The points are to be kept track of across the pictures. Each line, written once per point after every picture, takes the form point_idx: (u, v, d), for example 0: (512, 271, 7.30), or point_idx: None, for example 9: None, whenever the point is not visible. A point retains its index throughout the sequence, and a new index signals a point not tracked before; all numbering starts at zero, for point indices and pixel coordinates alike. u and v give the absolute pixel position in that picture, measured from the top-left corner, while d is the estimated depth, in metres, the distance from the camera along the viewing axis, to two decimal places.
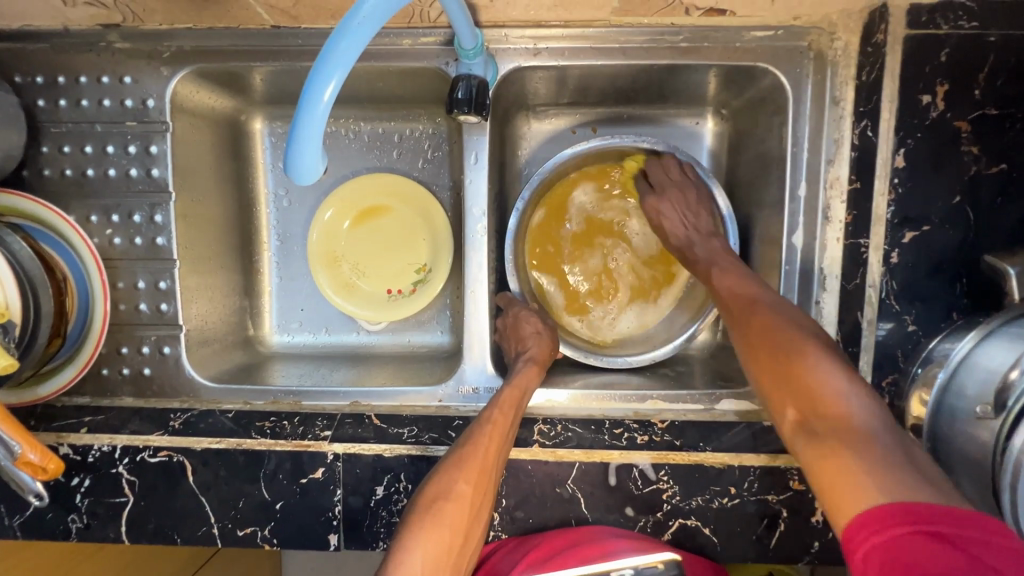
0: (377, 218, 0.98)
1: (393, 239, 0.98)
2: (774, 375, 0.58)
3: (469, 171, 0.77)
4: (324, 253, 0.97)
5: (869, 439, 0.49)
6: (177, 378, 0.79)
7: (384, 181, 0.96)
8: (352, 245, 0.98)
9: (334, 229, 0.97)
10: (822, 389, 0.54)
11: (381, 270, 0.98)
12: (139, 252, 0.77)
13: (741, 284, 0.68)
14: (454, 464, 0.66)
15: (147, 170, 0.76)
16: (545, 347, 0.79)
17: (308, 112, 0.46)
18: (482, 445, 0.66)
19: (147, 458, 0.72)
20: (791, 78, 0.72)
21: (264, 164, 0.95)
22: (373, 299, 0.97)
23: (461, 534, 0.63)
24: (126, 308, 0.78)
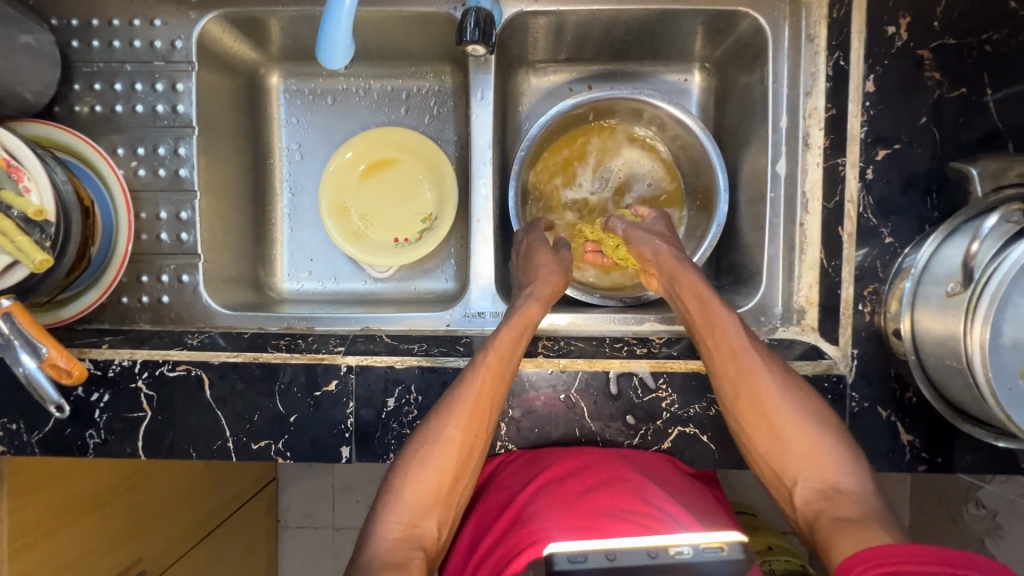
0: (387, 171, 1.02)
1: (400, 190, 1.03)
2: (782, 458, 0.66)
3: (475, 108, 0.84)
4: (334, 201, 1.00)
5: (874, 510, 0.59)
6: (194, 305, 0.82)
7: (391, 135, 1.01)
8: (360, 195, 1.02)
9: (343, 178, 1.01)
10: (838, 469, 0.63)
11: (389, 220, 1.02)
12: (162, 184, 0.81)
13: (735, 329, 0.70)
14: (445, 410, 0.69)
15: (172, 106, 0.81)
16: (551, 281, 0.78)
17: (336, 5, 0.58)
18: (474, 389, 0.68)
19: (166, 372, 0.74)
20: (769, 21, 0.80)
21: (278, 119, 1.01)
22: (380, 246, 1.01)
23: (449, 476, 0.67)
24: (148, 237, 0.82)
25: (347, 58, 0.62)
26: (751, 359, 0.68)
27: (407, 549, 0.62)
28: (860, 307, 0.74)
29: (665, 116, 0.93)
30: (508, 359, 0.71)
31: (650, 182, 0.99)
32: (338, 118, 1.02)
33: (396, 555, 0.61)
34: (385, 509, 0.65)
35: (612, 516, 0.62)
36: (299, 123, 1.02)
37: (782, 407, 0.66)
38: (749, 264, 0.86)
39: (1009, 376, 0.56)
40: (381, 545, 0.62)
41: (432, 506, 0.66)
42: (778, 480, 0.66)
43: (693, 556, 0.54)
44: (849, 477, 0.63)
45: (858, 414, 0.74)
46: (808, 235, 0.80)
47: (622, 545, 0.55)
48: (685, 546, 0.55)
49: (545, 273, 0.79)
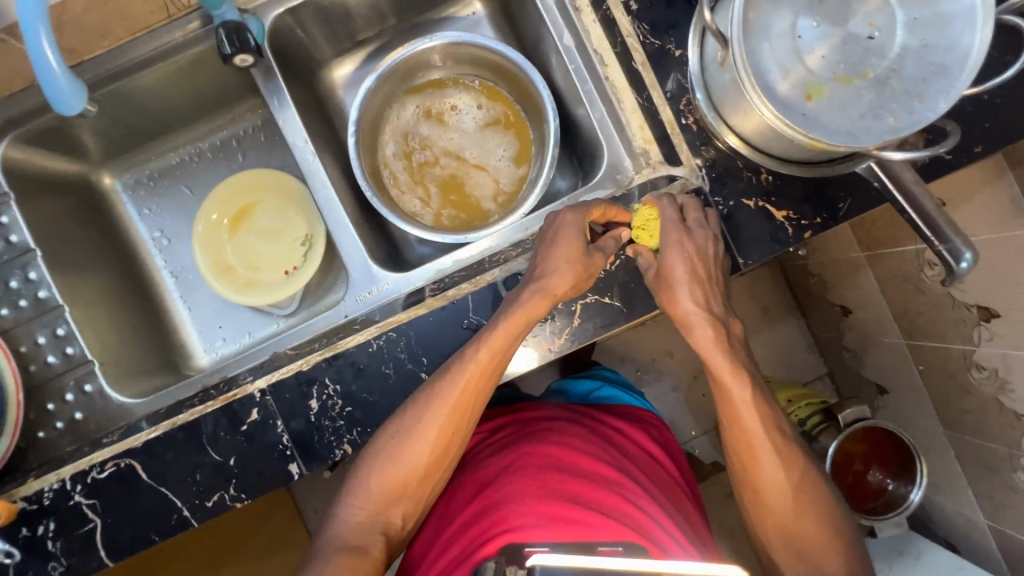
0: (249, 217, 1.04)
1: (272, 227, 1.05)
2: (766, 531, 0.77)
3: (279, 114, 0.88)
4: (215, 264, 1.02)
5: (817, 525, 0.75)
6: (108, 409, 0.83)
7: (237, 182, 1.03)
8: (237, 248, 1.04)
9: (216, 240, 1.03)
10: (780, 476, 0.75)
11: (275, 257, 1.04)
12: (27, 313, 0.82)
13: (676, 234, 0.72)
14: (428, 402, 0.72)
15: (7, 239, 0.83)
16: (568, 278, 0.71)
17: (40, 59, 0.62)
18: (464, 385, 0.71)
19: (97, 475, 0.74)
20: None
21: (131, 216, 1.03)
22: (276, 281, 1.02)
23: (423, 467, 0.74)
24: (37, 367, 0.82)
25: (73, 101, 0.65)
26: (712, 352, 0.73)
27: (370, 533, 0.73)
28: (685, 121, 0.78)
29: (464, 49, 0.96)
30: (494, 361, 0.72)
31: (484, 114, 1.02)
32: (186, 189, 1.05)
33: (358, 538, 0.72)
34: (349, 499, 0.75)
35: (588, 504, 0.74)
36: (152, 212, 1.04)
37: (767, 444, 0.75)
38: (590, 138, 0.89)
39: (793, 104, 0.59)
40: (346, 525, 0.73)
41: (399, 496, 0.74)
42: (762, 519, 0.77)
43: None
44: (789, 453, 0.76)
45: (731, 214, 0.77)
46: (615, 85, 0.81)
47: (608, 566, 0.56)
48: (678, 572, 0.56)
49: (563, 267, 0.71)
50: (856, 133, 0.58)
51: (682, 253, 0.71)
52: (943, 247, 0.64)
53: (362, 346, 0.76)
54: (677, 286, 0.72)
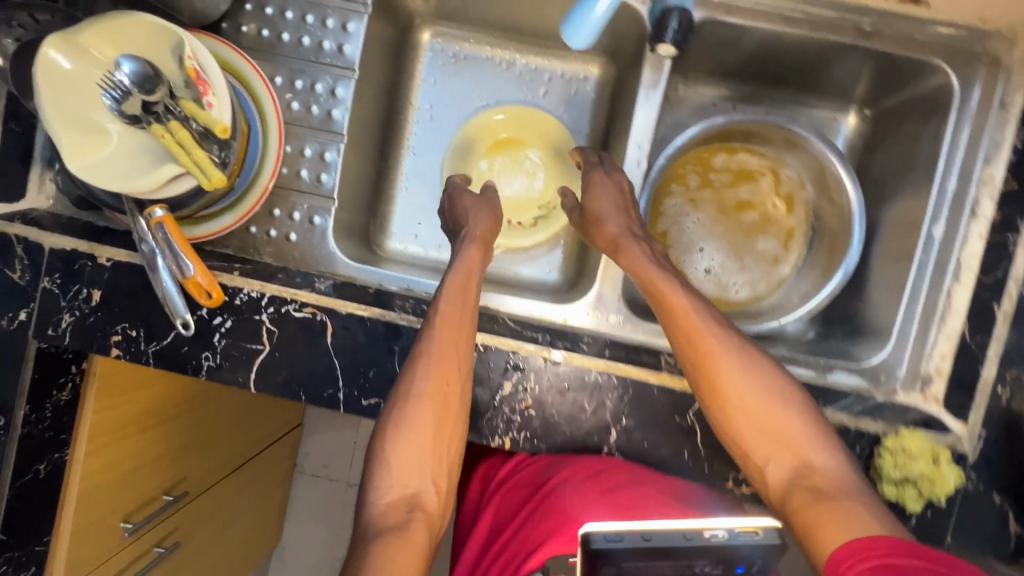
0: (513, 150, 1.01)
1: (521, 171, 1.01)
2: (768, 459, 0.65)
3: (639, 107, 0.82)
4: (456, 172, 0.99)
5: (854, 488, 0.60)
6: (319, 250, 0.81)
7: (521, 115, 1.00)
8: (482, 170, 1.01)
9: (471, 152, 1.01)
10: (817, 454, 0.63)
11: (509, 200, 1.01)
12: (313, 121, 0.80)
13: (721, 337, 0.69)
14: (413, 365, 0.68)
15: (339, 46, 0.79)
16: (487, 220, 0.84)
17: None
18: (435, 352, 0.68)
19: (292, 312, 0.73)
20: (961, 79, 0.76)
21: (419, 77, 1.00)
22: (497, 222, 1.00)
23: (430, 430, 0.67)
24: (288, 172, 0.80)
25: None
26: (712, 344, 0.68)
27: (405, 511, 0.63)
28: (998, 389, 0.73)
29: (814, 154, 0.91)
30: (465, 303, 0.73)
31: (767, 209, 0.97)
32: (475, 85, 1.01)
33: (393, 518, 0.62)
34: (376, 476, 0.66)
35: (634, 489, 0.72)
36: (436, 85, 1.00)
37: (766, 391, 0.66)
38: (875, 321, 0.84)
39: None
40: (378, 505, 0.63)
41: (420, 460, 0.66)
42: (750, 463, 0.66)
43: (727, 538, 0.60)
44: (827, 455, 0.63)
45: (975, 496, 0.72)
46: (952, 306, 0.77)
47: (658, 529, 0.62)
48: (720, 530, 0.61)
49: (480, 214, 0.85)
50: None
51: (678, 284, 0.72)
52: None
53: (582, 372, 0.74)
54: (607, 218, 0.79)
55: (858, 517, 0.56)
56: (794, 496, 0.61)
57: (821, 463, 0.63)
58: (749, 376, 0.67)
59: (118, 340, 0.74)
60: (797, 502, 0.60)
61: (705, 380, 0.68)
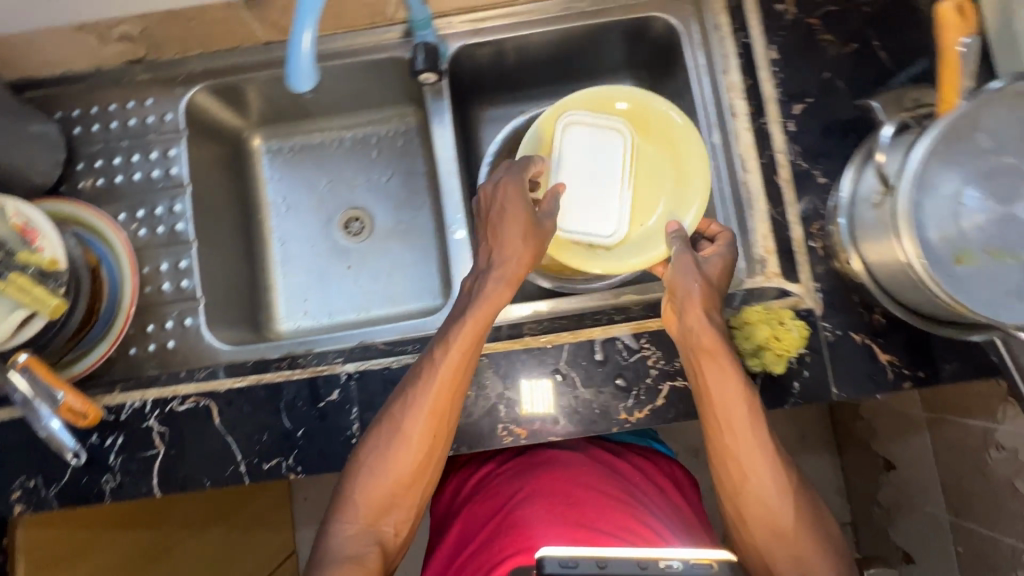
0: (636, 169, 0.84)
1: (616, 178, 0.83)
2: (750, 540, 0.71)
3: (436, 130, 0.92)
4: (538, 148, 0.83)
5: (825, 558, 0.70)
6: (198, 346, 0.87)
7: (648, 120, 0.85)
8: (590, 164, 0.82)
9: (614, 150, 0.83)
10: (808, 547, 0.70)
11: (574, 177, 0.82)
12: (160, 239, 0.89)
13: (736, 405, 0.70)
14: (404, 411, 0.71)
15: (167, 170, 0.90)
16: (527, 255, 0.73)
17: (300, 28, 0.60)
18: (433, 398, 0.70)
19: (176, 407, 0.77)
20: (677, 18, 0.91)
21: (263, 178, 1.11)
22: (607, 245, 0.82)
23: (410, 470, 0.71)
24: (151, 289, 0.88)
25: (314, 78, 0.62)
26: (742, 425, 0.70)
27: (364, 544, 0.70)
28: (811, 244, 0.80)
29: None
30: (470, 353, 0.71)
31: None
32: (318, 168, 1.13)
33: (354, 549, 0.69)
34: (342, 513, 0.72)
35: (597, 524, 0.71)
36: (283, 179, 1.12)
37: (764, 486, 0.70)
38: None
39: (942, 263, 0.62)
40: (339, 542, 0.70)
41: (388, 505, 0.71)
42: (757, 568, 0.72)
43: (682, 570, 0.51)
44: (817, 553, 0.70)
45: (836, 343, 0.78)
46: (751, 192, 0.84)
47: (614, 554, 0.52)
48: (675, 560, 0.52)
49: (519, 243, 0.73)
50: (998, 309, 0.60)
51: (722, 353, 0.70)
52: None
53: None
54: (692, 300, 0.71)
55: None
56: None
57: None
58: (761, 460, 0.71)
59: (19, 496, 0.76)
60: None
61: (733, 493, 0.72)
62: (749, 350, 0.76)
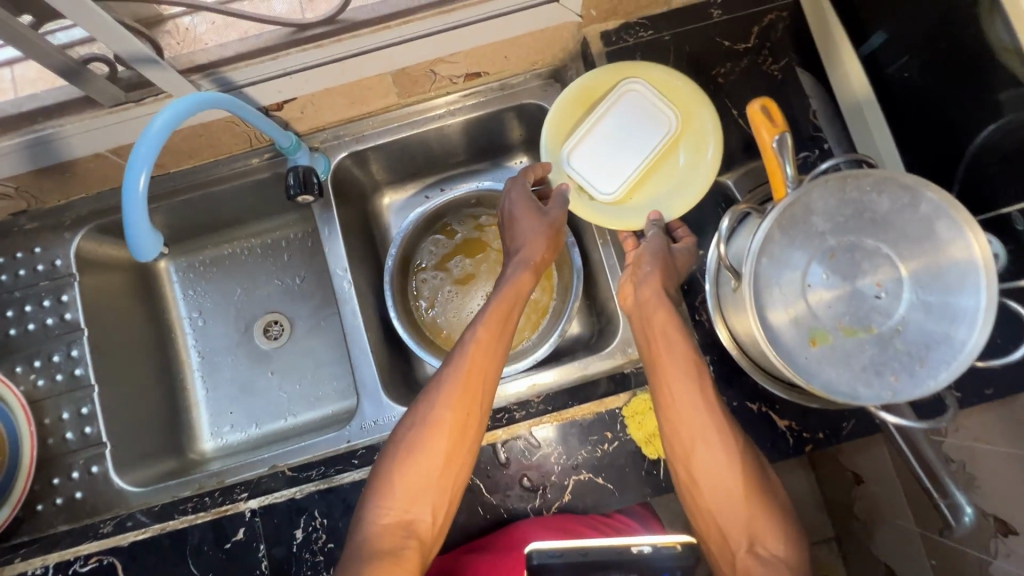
0: (605, 137, 0.83)
1: (601, 149, 0.83)
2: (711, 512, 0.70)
3: (327, 241, 0.93)
4: (587, 102, 0.85)
5: (788, 542, 0.68)
6: (106, 492, 0.85)
7: (671, 91, 0.83)
8: (610, 128, 0.83)
9: (607, 124, 0.83)
10: (772, 533, 0.68)
11: (616, 141, 0.83)
12: (60, 387, 0.88)
13: (683, 375, 0.72)
14: (437, 391, 0.72)
15: (61, 316, 0.90)
16: (541, 247, 0.82)
17: (131, 201, 0.59)
18: (465, 377, 0.72)
19: (79, 568, 0.77)
20: (549, 103, 0.93)
21: (174, 296, 1.11)
22: (594, 201, 0.84)
23: (442, 455, 0.70)
24: (54, 440, 0.87)
25: (161, 241, 0.63)
26: (693, 400, 0.71)
27: (399, 536, 0.68)
28: (698, 317, 0.81)
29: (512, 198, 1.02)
30: (500, 332, 0.77)
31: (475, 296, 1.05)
32: (231, 278, 1.13)
33: (388, 542, 0.67)
34: (374, 499, 0.70)
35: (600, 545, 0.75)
36: (196, 293, 1.12)
37: (717, 462, 0.70)
38: (607, 306, 0.93)
39: (798, 347, 0.63)
40: (373, 530, 0.68)
41: (423, 492, 0.70)
42: (714, 539, 0.71)
43: (649, 552, 0.66)
44: (784, 543, 0.68)
45: (734, 415, 0.78)
46: None
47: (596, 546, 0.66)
48: (644, 544, 0.67)
49: (533, 236, 0.82)
50: (856, 389, 0.61)
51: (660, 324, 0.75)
52: (944, 501, 0.65)
53: (356, 485, 0.78)
54: (648, 275, 0.77)
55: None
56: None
57: (774, 547, 0.68)
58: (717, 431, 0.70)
59: None
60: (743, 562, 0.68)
61: (693, 475, 0.71)
62: (643, 438, 0.77)
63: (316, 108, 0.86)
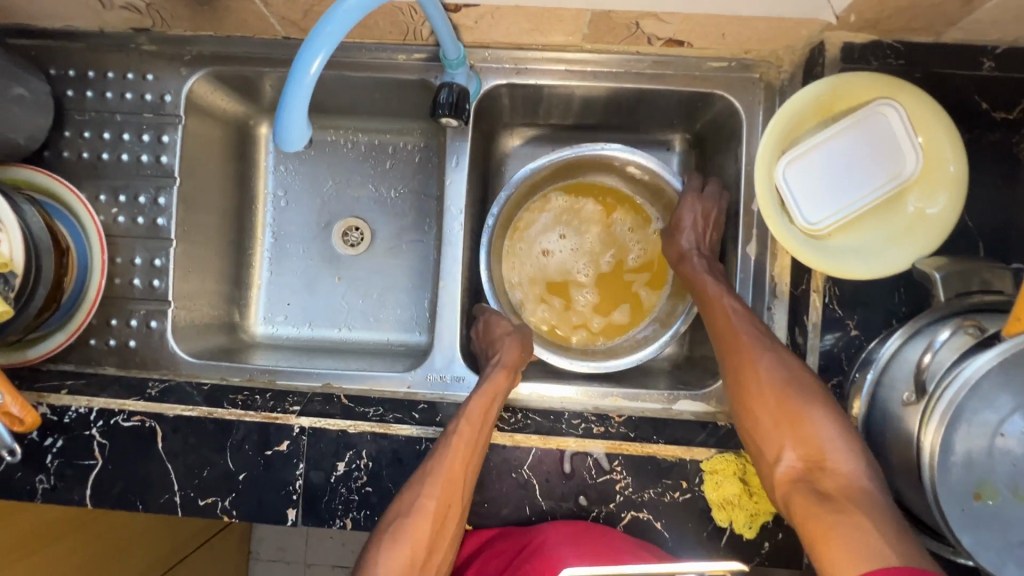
0: (831, 158, 0.70)
1: (822, 168, 0.71)
2: (755, 427, 0.66)
3: (450, 173, 0.84)
4: (825, 110, 0.72)
5: (870, 497, 0.57)
6: (159, 352, 0.82)
7: (930, 132, 0.68)
8: (842, 150, 0.70)
9: (840, 143, 0.70)
10: (830, 446, 0.61)
11: (844, 164, 0.70)
12: (139, 231, 0.83)
13: (724, 304, 0.73)
14: (418, 483, 0.69)
15: (157, 157, 0.83)
16: (515, 348, 0.78)
17: (298, 80, 0.52)
18: (445, 474, 0.68)
19: (120, 422, 0.74)
20: (743, 104, 0.80)
21: (265, 166, 1.04)
22: (789, 223, 0.71)
23: (422, 549, 0.66)
24: (121, 282, 0.83)
25: (308, 136, 0.56)
26: (739, 329, 0.70)
27: None
28: None
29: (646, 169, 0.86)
30: (481, 425, 0.71)
31: (545, 245, 0.93)
32: (326, 167, 1.05)
33: None
34: None
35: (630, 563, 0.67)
36: (288, 171, 1.04)
37: (768, 375, 0.66)
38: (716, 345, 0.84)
39: (961, 500, 0.54)
40: None
41: None
42: (761, 456, 0.66)
43: None
44: (846, 461, 0.60)
45: None
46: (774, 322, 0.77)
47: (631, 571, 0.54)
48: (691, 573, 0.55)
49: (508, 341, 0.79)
50: (1005, 566, 0.54)
51: (701, 267, 0.78)
52: None
53: (411, 440, 0.74)
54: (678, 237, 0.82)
55: (867, 542, 0.52)
56: (795, 499, 0.60)
57: (836, 466, 0.60)
58: (760, 347, 0.68)
59: None
60: (798, 505, 0.59)
61: (741, 400, 0.68)
62: (716, 500, 0.71)
63: (492, 23, 0.75)
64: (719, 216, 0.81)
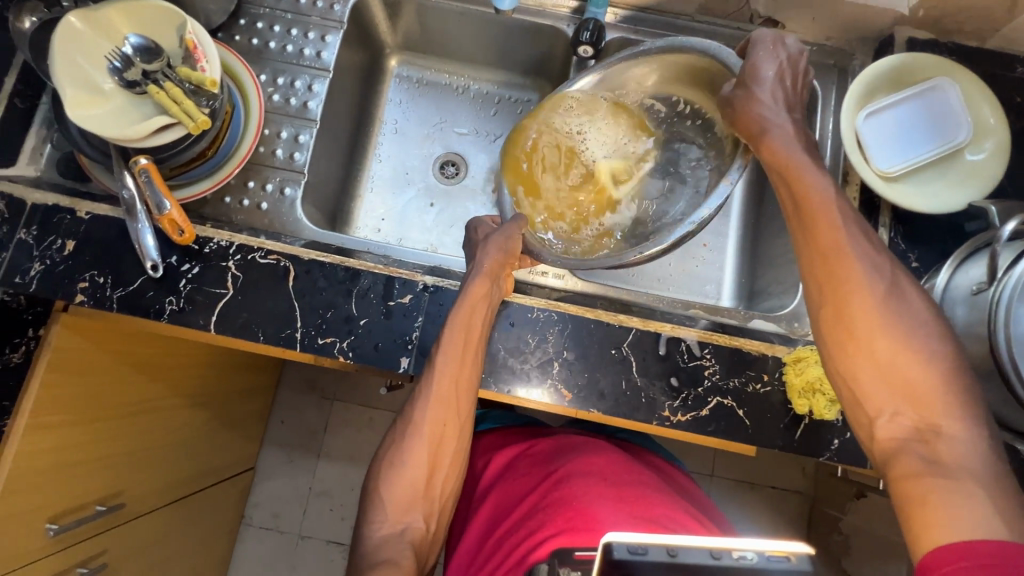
0: (901, 115, 0.85)
1: (893, 121, 0.85)
2: (853, 373, 0.60)
3: None
4: (901, 77, 0.87)
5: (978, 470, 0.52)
6: (288, 216, 0.89)
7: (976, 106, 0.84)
8: (911, 110, 0.85)
9: (908, 104, 0.85)
10: (947, 411, 0.55)
11: (913, 122, 0.84)
12: (290, 110, 0.93)
13: (835, 235, 0.63)
14: (418, 399, 0.76)
15: (318, 52, 0.95)
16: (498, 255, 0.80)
17: None
18: (439, 395, 0.75)
19: (257, 258, 0.80)
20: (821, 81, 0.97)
21: (386, 97, 1.16)
22: (866, 166, 0.84)
23: (425, 467, 0.74)
24: (264, 150, 0.91)
25: None
26: (846, 265, 0.62)
27: (397, 545, 0.70)
28: None
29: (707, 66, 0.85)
30: (466, 352, 0.76)
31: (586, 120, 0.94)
32: (436, 105, 1.17)
33: (388, 551, 0.69)
34: (373, 513, 0.73)
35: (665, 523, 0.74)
36: (401, 103, 1.16)
37: (874, 319, 0.60)
38: (785, 281, 0.94)
39: None
40: (371, 536, 0.71)
41: (414, 502, 0.73)
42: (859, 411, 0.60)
43: (758, 561, 0.48)
44: (957, 424, 0.54)
45: None
46: None
47: (682, 543, 0.49)
48: (749, 551, 0.49)
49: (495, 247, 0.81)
50: None
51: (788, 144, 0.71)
52: None
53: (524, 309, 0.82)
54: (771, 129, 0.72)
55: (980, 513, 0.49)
56: (899, 462, 0.55)
57: (951, 430, 0.54)
58: (870, 281, 0.61)
59: (84, 287, 0.78)
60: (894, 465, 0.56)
61: (837, 339, 0.62)
62: (800, 388, 0.77)
63: None
64: (799, 74, 0.75)
